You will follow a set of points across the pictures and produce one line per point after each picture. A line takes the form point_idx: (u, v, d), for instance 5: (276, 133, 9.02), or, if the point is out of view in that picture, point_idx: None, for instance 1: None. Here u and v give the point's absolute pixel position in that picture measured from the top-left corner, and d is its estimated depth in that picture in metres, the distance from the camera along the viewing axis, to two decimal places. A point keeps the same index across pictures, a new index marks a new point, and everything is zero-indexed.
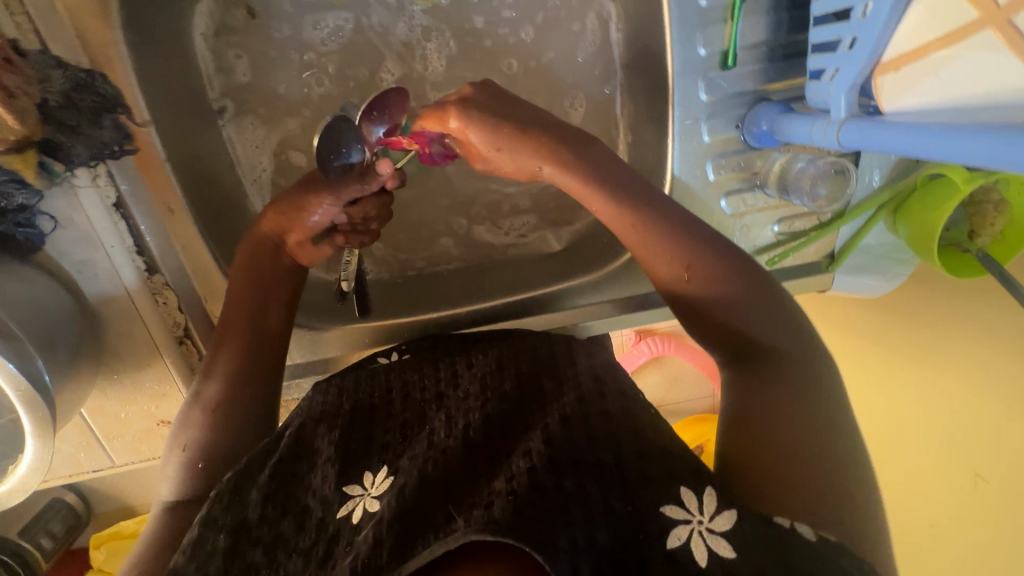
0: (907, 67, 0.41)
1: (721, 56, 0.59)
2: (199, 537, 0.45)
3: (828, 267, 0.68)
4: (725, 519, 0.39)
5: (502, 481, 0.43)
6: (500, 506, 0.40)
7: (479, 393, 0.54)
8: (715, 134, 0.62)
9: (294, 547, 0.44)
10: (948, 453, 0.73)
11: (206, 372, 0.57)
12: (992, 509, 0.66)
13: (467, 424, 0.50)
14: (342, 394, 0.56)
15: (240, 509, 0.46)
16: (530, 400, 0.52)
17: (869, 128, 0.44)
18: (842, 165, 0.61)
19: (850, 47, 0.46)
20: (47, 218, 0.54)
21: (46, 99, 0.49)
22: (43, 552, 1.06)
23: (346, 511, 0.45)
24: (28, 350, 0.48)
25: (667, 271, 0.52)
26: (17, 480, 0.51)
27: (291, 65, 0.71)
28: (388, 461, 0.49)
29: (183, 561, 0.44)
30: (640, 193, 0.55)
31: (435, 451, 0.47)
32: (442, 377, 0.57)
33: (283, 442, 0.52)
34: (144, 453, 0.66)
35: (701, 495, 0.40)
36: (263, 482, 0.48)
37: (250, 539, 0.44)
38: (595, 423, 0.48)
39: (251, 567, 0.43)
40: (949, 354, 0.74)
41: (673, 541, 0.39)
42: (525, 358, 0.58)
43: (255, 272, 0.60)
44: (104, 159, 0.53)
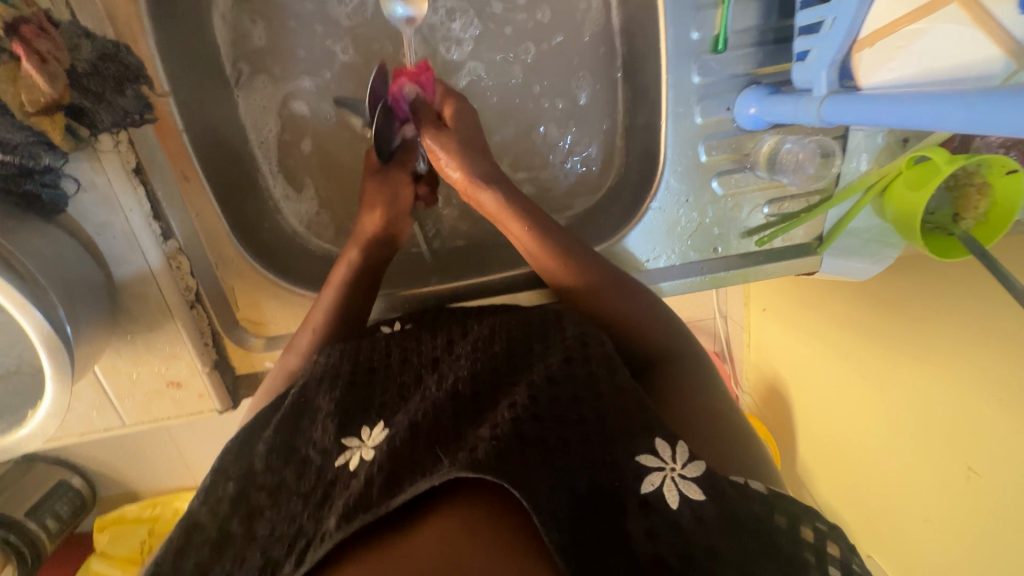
0: (880, 45, 0.44)
1: (713, 40, 0.62)
2: (212, 486, 0.51)
3: (817, 248, 0.70)
4: (696, 466, 0.42)
5: (487, 428, 0.44)
6: (484, 448, 0.42)
7: (471, 353, 0.55)
8: (706, 116, 0.64)
9: (296, 490, 0.48)
10: (941, 445, 0.76)
11: (294, 349, 0.63)
12: (985, 501, 0.70)
13: (456, 379, 0.51)
14: (344, 352, 0.58)
15: (248, 460, 0.52)
16: (518, 360, 0.53)
17: (847, 103, 0.47)
18: (829, 147, 0.64)
19: (829, 27, 0.49)
20: (71, 180, 0.57)
21: (75, 65, 0.52)
22: (48, 532, 1.09)
23: (343, 460, 0.48)
24: (48, 296, 0.51)
25: (554, 268, 0.62)
26: (36, 425, 0.54)
27: (303, 44, 0.75)
28: (384, 416, 0.51)
29: (197, 506, 0.50)
30: (532, 210, 0.64)
31: (426, 404, 0.49)
32: (438, 344, 0.59)
33: (286, 405, 0.55)
34: (152, 415, 0.68)
35: (674, 445, 0.43)
36: (268, 437, 0.52)
37: (256, 485, 0.50)
38: (581, 379, 0.49)
39: (258, 509, 0.48)
40: (956, 341, 0.73)
41: (647, 487, 0.42)
42: (517, 322, 0.58)
43: (357, 270, 0.67)
44: (125, 126, 0.56)
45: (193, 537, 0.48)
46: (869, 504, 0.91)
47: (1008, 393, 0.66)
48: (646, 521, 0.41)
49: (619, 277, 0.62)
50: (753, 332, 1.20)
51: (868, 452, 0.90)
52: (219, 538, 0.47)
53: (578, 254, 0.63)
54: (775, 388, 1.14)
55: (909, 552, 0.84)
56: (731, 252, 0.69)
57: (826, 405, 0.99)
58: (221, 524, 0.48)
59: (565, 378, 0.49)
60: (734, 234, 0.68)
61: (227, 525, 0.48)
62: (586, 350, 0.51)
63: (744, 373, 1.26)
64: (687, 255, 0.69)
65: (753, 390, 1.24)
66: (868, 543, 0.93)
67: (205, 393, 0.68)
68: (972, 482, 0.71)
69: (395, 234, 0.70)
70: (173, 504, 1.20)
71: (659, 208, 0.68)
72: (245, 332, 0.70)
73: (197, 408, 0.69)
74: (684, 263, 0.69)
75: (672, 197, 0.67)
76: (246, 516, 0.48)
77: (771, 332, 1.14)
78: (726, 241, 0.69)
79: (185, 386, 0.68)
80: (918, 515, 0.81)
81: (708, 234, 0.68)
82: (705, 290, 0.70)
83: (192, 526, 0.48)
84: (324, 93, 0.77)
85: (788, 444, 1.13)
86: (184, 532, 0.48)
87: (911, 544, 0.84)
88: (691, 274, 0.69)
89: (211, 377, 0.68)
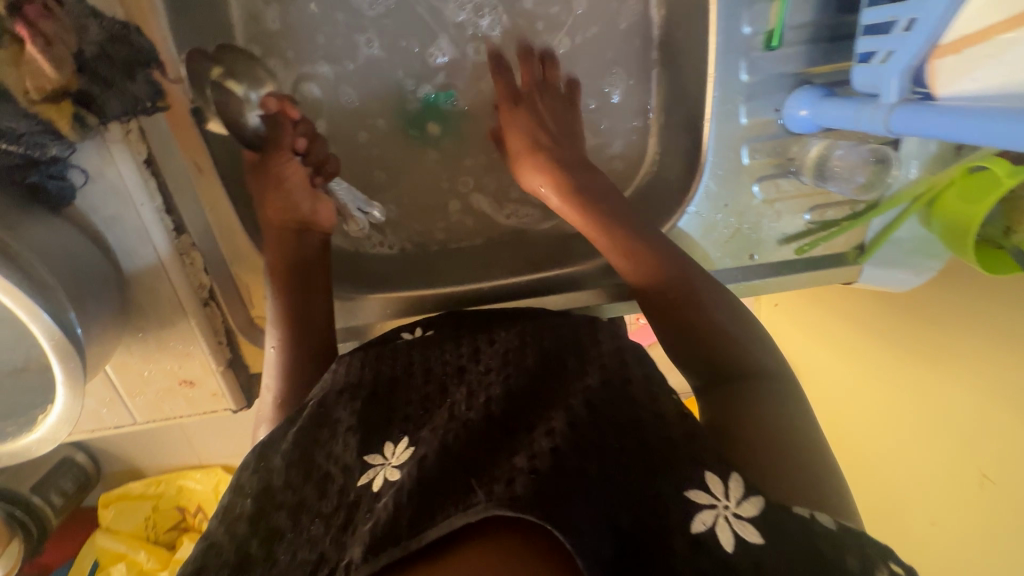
0: (967, 52, 0.40)
1: (766, 36, 0.58)
2: (229, 502, 0.49)
3: (856, 259, 0.67)
4: (751, 505, 0.40)
5: (524, 458, 0.42)
6: (522, 482, 0.40)
7: (500, 369, 0.53)
8: (753, 117, 0.61)
9: (318, 511, 0.46)
10: (954, 450, 0.72)
11: (268, 371, 0.60)
12: (996, 508, 0.67)
13: (488, 398, 0.49)
14: (365, 359, 0.56)
15: (267, 476, 0.49)
16: (553, 376, 0.51)
17: (920, 113, 0.43)
18: (884, 153, 0.59)
19: (906, 29, 0.45)
20: (79, 170, 0.54)
21: (83, 49, 0.48)
22: (53, 506, 1.08)
23: (366, 480, 0.46)
24: (60, 300, 0.48)
25: (627, 267, 0.59)
26: (46, 429, 0.51)
27: (323, 27, 0.70)
28: (408, 432, 0.49)
29: (216, 524, 0.48)
30: (598, 203, 0.61)
31: (456, 423, 0.47)
32: (463, 353, 0.56)
33: (304, 414, 0.53)
34: (164, 412, 0.66)
35: (726, 480, 0.42)
36: (286, 450, 0.50)
37: (275, 503, 0.47)
38: (620, 402, 0.48)
39: (278, 529, 0.46)
40: (960, 343, 0.71)
41: (698, 526, 0.40)
42: (549, 338, 0.56)
43: (283, 272, 0.62)
44: (136, 114, 0.53)
45: (210, 560, 0.45)
46: (876, 509, 0.89)
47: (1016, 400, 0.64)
48: (698, 564, 0.38)
49: (699, 284, 0.57)
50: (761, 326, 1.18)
51: (877, 456, 0.87)
52: (238, 560, 0.45)
53: (663, 256, 0.58)
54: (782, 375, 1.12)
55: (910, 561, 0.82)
56: (766, 260, 0.66)
57: (834, 405, 0.97)
58: (240, 545, 0.46)
59: (603, 401, 0.47)
60: (771, 241, 0.65)
61: (246, 547, 0.46)
62: (625, 372, 0.51)
63: None
64: (722, 262, 0.66)
65: None
66: None
67: (219, 392, 0.66)
68: (985, 490, 0.68)
69: (307, 220, 0.65)
70: (177, 483, 1.20)
71: (696, 212, 0.64)
72: (261, 330, 0.67)
73: (210, 407, 0.67)
74: (718, 270, 0.66)
75: (710, 201, 0.64)
76: (267, 536, 0.46)
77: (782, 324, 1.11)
78: (763, 248, 0.65)
79: (199, 384, 0.65)
80: (925, 518, 0.78)
81: (745, 241, 0.65)
82: (738, 298, 0.67)
83: (210, 546, 0.46)
84: (344, 83, 0.73)
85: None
86: (203, 550, 0.46)
87: (911, 552, 0.81)
88: (724, 282, 0.66)
89: (225, 375, 0.65)
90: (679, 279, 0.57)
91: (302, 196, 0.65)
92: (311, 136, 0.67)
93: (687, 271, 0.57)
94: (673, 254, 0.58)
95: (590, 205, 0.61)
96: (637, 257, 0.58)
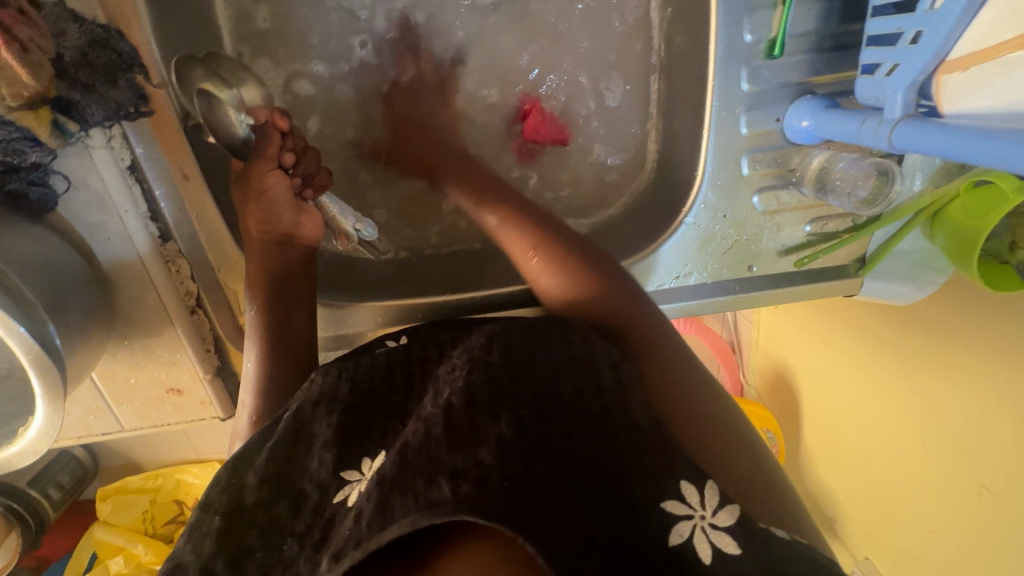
0: (977, 68, 0.39)
1: (768, 44, 0.56)
2: (198, 519, 0.46)
3: (857, 271, 0.66)
4: (728, 513, 0.38)
5: (490, 451, 0.40)
6: (493, 486, 0.38)
7: (465, 364, 0.48)
8: (753, 127, 0.59)
9: (290, 531, 0.44)
10: (952, 462, 0.71)
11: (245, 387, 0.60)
12: (995, 521, 0.66)
13: (451, 393, 0.45)
14: (343, 372, 0.53)
15: (236, 493, 0.47)
16: (522, 370, 0.46)
17: (925, 130, 0.42)
18: (885, 166, 0.56)
19: (912, 42, 0.44)
20: (61, 177, 0.52)
21: (62, 53, 0.47)
22: (50, 500, 1.07)
23: (342, 496, 0.44)
24: (38, 313, 0.48)
25: (550, 282, 0.59)
26: (26, 442, 0.50)
27: (317, 29, 0.69)
28: (386, 446, 0.46)
29: (184, 544, 0.46)
30: (530, 218, 0.62)
31: (419, 420, 0.43)
32: (438, 360, 0.54)
33: (279, 429, 0.50)
34: (152, 420, 0.65)
35: (702, 488, 0.39)
36: (260, 466, 0.48)
37: (245, 521, 0.46)
38: (590, 397, 0.45)
39: (246, 548, 0.44)
40: (969, 348, 0.68)
41: (675, 538, 0.37)
42: (519, 331, 0.51)
43: (268, 286, 0.61)
44: (118, 120, 0.52)
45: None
46: (871, 512, 0.89)
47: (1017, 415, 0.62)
48: None
49: (613, 291, 0.56)
50: (762, 330, 1.17)
51: (873, 463, 0.86)
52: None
53: (586, 266, 0.58)
54: (782, 378, 1.11)
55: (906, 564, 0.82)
56: (765, 272, 0.65)
57: (833, 410, 0.96)
58: (205, 564, 0.44)
59: (572, 399, 0.44)
60: (770, 253, 0.64)
61: (211, 565, 0.44)
62: (598, 380, 0.46)
63: (751, 365, 1.23)
64: (720, 273, 0.64)
65: (758, 385, 1.21)
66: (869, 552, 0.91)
67: (207, 400, 0.65)
68: (984, 501, 0.67)
69: (290, 233, 0.62)
70: (175, 476, 1.20)
71: (693, 223, 0.63)
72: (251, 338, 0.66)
73: (199, 415, 0.66)
74: (715, 282, 0.64)
75: (708, 212, 0.62)
76: (237, 559, 0.44)
77: (783, 329, 1.09)
78: (762, 260, 0.64)
79: (187, 393, 0.64)
80: (923, 526, 0.78)
81: (744, 252, 0.64)
82: (735, 310, 0.66)
83: (176, 565, 0.44)
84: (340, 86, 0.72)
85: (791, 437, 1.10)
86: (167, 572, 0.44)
87: (907, 558, 0.82)
88: (721, 294, 0.64)
89: (213, 384, 0.64)
90: (601, 288, 0.57)
91: (285, 209, 0.62)
92: (300, 150, 0.62)
93: (595, 273, 0.57)
94: (597, 263, 0.59)
95: (524, 220, 0.62)
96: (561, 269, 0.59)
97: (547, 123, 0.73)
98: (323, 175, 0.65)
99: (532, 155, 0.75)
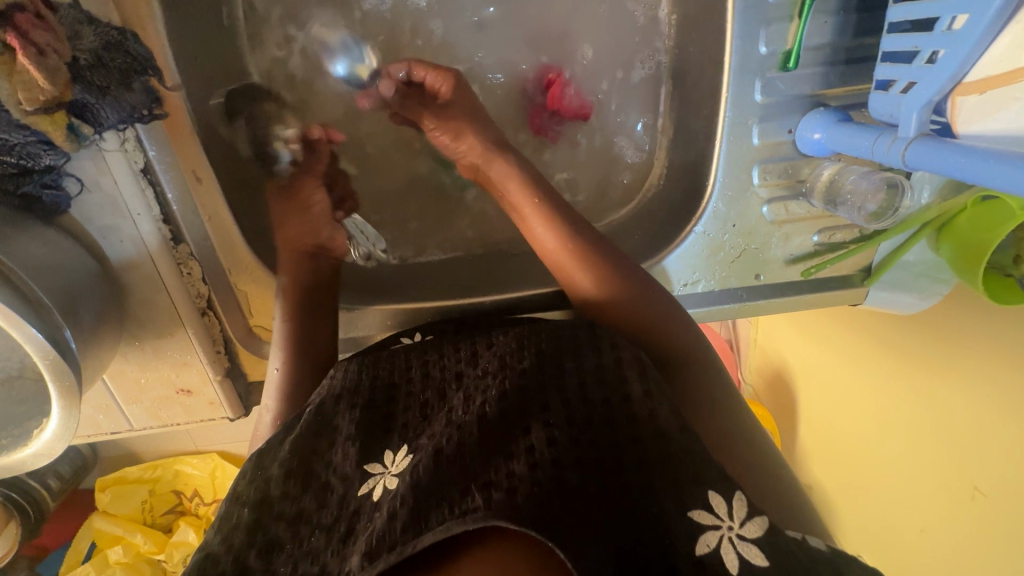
0: (990, 93, 0.40)
1: (783, 56, 0.56)
2: (227, 511, 0.47)
3: (861, 281, 0.66)
4: (756, 526, 0.39)
5: (522, 463, 0.41)
6: (523, 492, 0.39)
7: (497, 371, 0.50)
8: (764, 138, 0.60)
9: (317, 522, 0.44)
10: (945, 465, 0.73)
11: (269, 391, 0.61)
12: (990, 523, 0.67)
13: (484, 400, 0.47)
14: (362, 369, 0.54)
15: (263, 483, 0.47)
16: (548, 378, 0.48)
17: (937, 149, 0.42)
18: (896, 180, 0.57)
19: (929, 61, 0.44)
20: (74, 179, 0.52)
21: (77, 57, 0.47)
22: (49, 491, 1.08)
23: (366, 489, 0.45)
24: (54, 317, 0.48)
25: (579, 275, 0.59)
26: (41, 444, 0.51)
27: None
28: (408, 439, 0.48)
29: (213, 534, 0.46)
30: (559, 210, 0.61)
31: (452, 427, 0.45)
32: (461, 357, 0.55)
33: (303, 419, 0.51)
34: (161, 419, 0.65)
35: (729, 499, 0.41)
36: (284, 457, 0.48)
37: (273, 514, 0.45)
38: (615, 404, 0.47)
39: (277, 540, 0.44)
40: (963, 349, 0.70)
41: (703, 548, 0.39)
42: (547, 337, 0.53)
43: (297, 296, 0.63)
44: (133, 123, 0.52)
45: (207, 571, 0.42)
46: (863, 510, 0.90)
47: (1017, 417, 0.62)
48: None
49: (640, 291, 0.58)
50: (761, 330, 1.18)
51: (868, 462, 0.88)
52: (235, 571, 0.42)
53: (616, 262, 0.59)
54: (779, 378, 1.12)
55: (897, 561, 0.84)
56: (771, 280, 0.65)
57: (830, 409, 0.97)
58: (237, 556, 0.43)
59: (599, 402, 0.47)
60: (777, 262, 0.65)
61: (244, 558, 0.43)
62: (625, 387, 0.47)
63: (749, 365, 1.25)
64: (726, 282, 0.65)
65: (756, 385, 1.23)
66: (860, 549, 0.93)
67: (216, 400, 0.65)
68: (976, 503, 0.68)
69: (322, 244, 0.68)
70: (173, 467, 1.20)
71: (702, 232, 0.63)
72: (261, 340, 0.66)
73: (207, 415, 0.66)
74: (722, 290, 0.65)
75: (717, 221, 0.63)
76: (266, 548, 0.43)
77: (781, 328, 1.11)
78: (769, 269, 0.65)
79: (196, 393, 0.64)
80: (916, 526, 0.79)
81: (751, 261, 0.64)
82: (741, 317, 0.67)
83: (206, 557, 0.44)
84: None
85: (788, 434, 1.12)
86: (198, 563, 0.43)
87: (897, 557, 0.84)
88: (726, 301, 0.65)
89: (222, 385, 0.65)
90: (622, 284, 0.58)
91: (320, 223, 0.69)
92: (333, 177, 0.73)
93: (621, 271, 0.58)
94: (623, 261, 0.59)
95: (554, 212, 0.61)
96: (588, 266, 0.59)
97: (569, 99, 0.75)
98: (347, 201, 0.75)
99: (553, 130, 0.77)
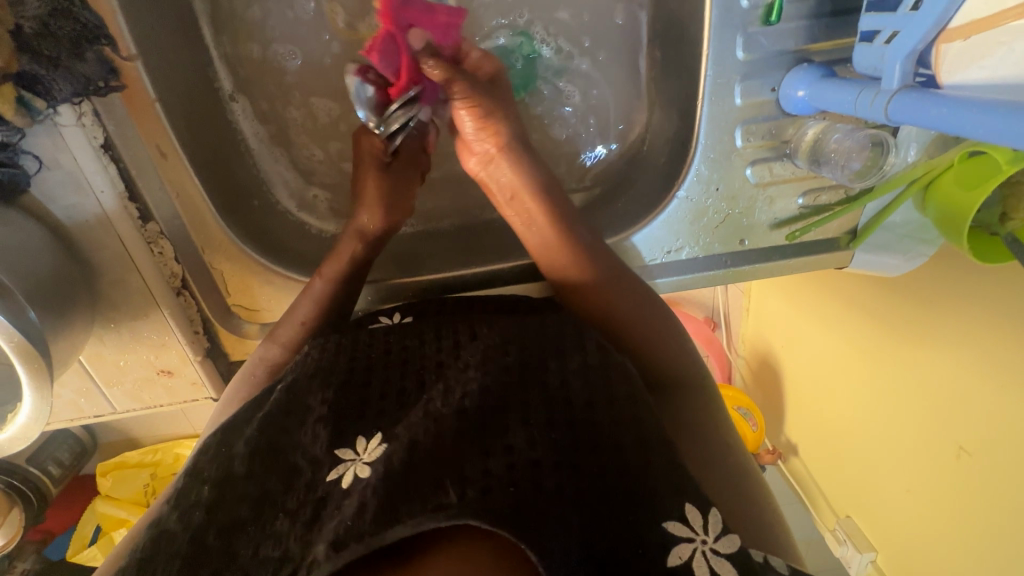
0: (973, 38, 0.39)
1: (765, 9, 0.54)
2: (185, 488, 0.45)
3: (847, 244, 0.66)
4: (730, 541, 0.38)
5: (499, 461, 0.39)
6: (498, 493, 0.37)
7: (479, 365, 0.48)
8: (747, 97, 0.58)
9: (282, 507, 0.41)
10: (933, 430, 0.73)
11: (276, 339, 0.59)
12: (977, 480, 0.67)
13: (463, 394, 0.45)
14: (338, 349, 0.52)
15: (226, 462, 0.45)
16: (529, 380, 0.47)
17: (924, 101, 0.41)
18: (882, 138, 0.56)
19: (914, 8, 0.43)
20: (31, 157, 0.51)
21: (21, 25, 0.45)
22: (51, 477, 1.08)
23: (336, 475, 0.42)
24: (18, 301, 0.46)
25: (580, 267, 0.59)
26: (16, 429, 0.50)
27: None
28: (382, 427, 0.44)
29: (168, 513, 0.44)
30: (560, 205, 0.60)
31: (428, 418, 0.43)
32: (443, 347, 0.52)
33: (273, 401, 0.49)
34: (145, 401, 0.65)
35: (706, 513, 0.39)
36: (251, 436, 0.46)
37: (235, 493, 0.43)
38: (601, 406, 0.45)
39: (239, 522, 0.41)
40: (960, 327, 0.68)
41: (675, 560, 0.37)
42: (529, 334, 0.51)
43: (351, 263, 0.62)
44: (88, 95, 0.50)
45: (162, 549, 0.41)
46: (859, 483, 0.90)
47: (1013, 377, 0.61)
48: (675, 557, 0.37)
49: (618, 289, 0.58)
50: (752, 298, 1.17)
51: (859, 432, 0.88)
52: (192, 552, 0.40)
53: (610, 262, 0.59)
54: (766, 357, 1.14)
55: (891, 532, 0.84)
56: (757, 245, 0.65)
57: (822, 375, 0.96)
58: (195, 536, 0.41)
59: (583, 403, 0.45)
60: (762, 226, 0.64)
61: (202, 540, 0.40)
62: (611, 389, 0.47)
63: (739, 341, 1.25)
64: (711, 247, 0.64)
65: (748, 358, 1.22)
66: (852, 510, 0.93)
67: (198, 380, 0.64)
68: (962, 462, 0.69)
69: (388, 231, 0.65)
70: (173, 450, 1.20)
71: (686, 196, 0.62)
72: (240, 319, 0.65)
73: (191, 396, 0.66)
74: (706, 256, 0.65)
75: (701, 185, 0.61)
76: (226, 530, 0.41)
77: (773, 304, 1.09)
78: (753, 234, 0.64)
79: (177, 374, 0.64)
80: (902, 485, 0.80)
81: (736, 226, 0.63)
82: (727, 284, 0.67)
83: (162, 534, 0.42)
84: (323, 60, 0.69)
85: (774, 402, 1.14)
86: (153, 541, 0.42)
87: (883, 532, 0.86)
88: (713, 267, 0.65)
89: (204, 365, 0.64)
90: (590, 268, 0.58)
91: (395, 202, 0.64)
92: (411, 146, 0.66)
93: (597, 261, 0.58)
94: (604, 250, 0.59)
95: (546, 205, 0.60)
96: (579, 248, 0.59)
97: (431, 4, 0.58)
98: (425, 157, 0.67)
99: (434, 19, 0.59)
